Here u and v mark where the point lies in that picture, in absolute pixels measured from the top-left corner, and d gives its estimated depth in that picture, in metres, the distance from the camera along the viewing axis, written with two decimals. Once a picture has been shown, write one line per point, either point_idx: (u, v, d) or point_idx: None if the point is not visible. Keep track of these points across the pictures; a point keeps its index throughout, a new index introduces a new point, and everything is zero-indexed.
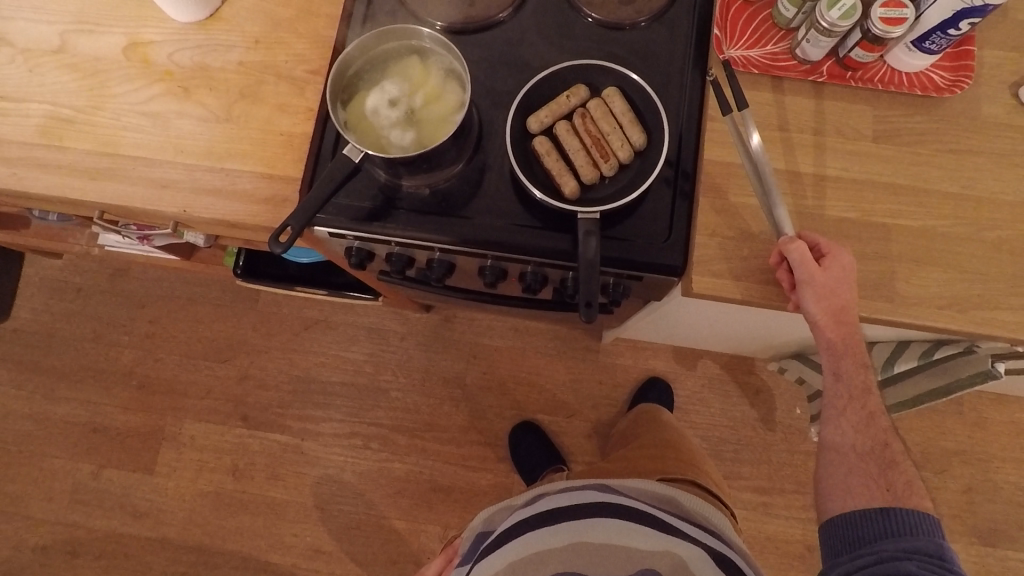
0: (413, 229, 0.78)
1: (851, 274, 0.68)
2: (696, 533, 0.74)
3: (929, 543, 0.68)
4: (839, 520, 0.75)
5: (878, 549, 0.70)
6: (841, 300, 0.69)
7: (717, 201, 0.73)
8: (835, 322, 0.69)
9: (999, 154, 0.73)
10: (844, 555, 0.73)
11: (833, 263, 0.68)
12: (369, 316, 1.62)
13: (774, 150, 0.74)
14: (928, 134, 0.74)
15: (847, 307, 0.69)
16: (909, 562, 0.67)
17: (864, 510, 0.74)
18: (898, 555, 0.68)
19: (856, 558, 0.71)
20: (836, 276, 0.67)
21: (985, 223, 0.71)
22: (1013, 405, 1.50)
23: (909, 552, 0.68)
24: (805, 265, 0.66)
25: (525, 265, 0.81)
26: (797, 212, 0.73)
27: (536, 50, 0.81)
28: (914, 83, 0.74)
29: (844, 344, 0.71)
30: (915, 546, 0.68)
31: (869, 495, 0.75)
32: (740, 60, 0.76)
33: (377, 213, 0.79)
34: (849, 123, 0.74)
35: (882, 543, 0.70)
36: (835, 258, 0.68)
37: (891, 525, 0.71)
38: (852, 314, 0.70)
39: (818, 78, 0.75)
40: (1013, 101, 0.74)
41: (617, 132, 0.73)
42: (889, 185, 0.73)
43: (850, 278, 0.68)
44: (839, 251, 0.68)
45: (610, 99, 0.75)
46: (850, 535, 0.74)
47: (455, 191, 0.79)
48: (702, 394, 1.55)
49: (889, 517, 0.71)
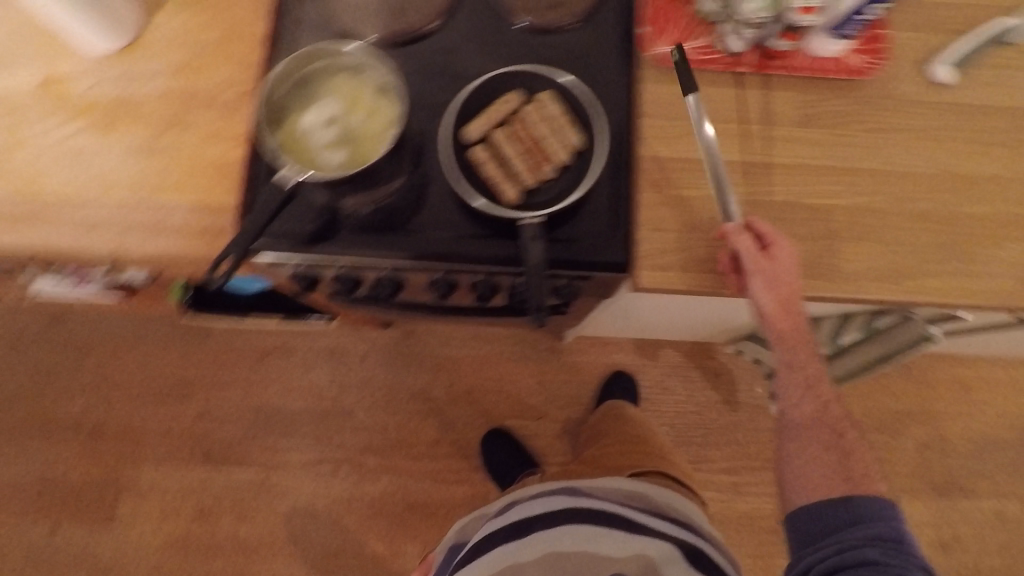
0: (359, 249, 0.78)
1: (796, 262, 0.71)
2: (669, 529, 0.76)
3: (887, 528, 0.72)
4: (804, 512, 0.77)
5: (844, 539, 0.72)
6: (785, 292, 0.71)
7: (658, 195, 0.75)
8: (783, 312, 0.72)
9: (914, 129, 0.77)
10: (810, 545, 0.75)
11: (776, 255, 0.70)
12: (327, 338, 1.59)
13: (706, 141, 0.76)
14: (849, 115, 0.77)
15: (792, 297, 0.72)
16: (872, 549, 0.70)
17: (826, 499, 0.76)
18: (863, 544, 0.71)
19: (822, 549, 0.73)
20: (782, 266, 0.70)
21: (907, 196, 0.75)
22: (956, 362, 1.58)
23: (872, 537, 0.71)
24: (751, 255, 0.68)
25: (475, 275, 0.81)
26: (734, 200, 0.75)
27: (470, 59, 0.81)
28: (835, 68, 0.77)
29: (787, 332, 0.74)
30: (876, 533, 0.72)
31: (830, 484, 0.77)
32: (668, 56, 0.77)
33: (321, 237, 0.78)
34: (776, 110, 0.77)
35: (847, 531, 0.73)
36: (779, 251, 0.70)
37: (852, 512, 0.73)
38: (794, 303, 0.72)
39: (743, 69, 0.77)
40: (923, 78, 0.78)
41: (553, 135, 0.74)
42: (816, 167, 0.76)
43: (795, 265, 0.71)
44: (784, 241, 0.71)
45: (544, 103, 0.75)
46: (816, 526, 0.75)
47: (399, 207, 0.79)
48: (666, 383, 1.58)
49: (850, 504, 0.74)
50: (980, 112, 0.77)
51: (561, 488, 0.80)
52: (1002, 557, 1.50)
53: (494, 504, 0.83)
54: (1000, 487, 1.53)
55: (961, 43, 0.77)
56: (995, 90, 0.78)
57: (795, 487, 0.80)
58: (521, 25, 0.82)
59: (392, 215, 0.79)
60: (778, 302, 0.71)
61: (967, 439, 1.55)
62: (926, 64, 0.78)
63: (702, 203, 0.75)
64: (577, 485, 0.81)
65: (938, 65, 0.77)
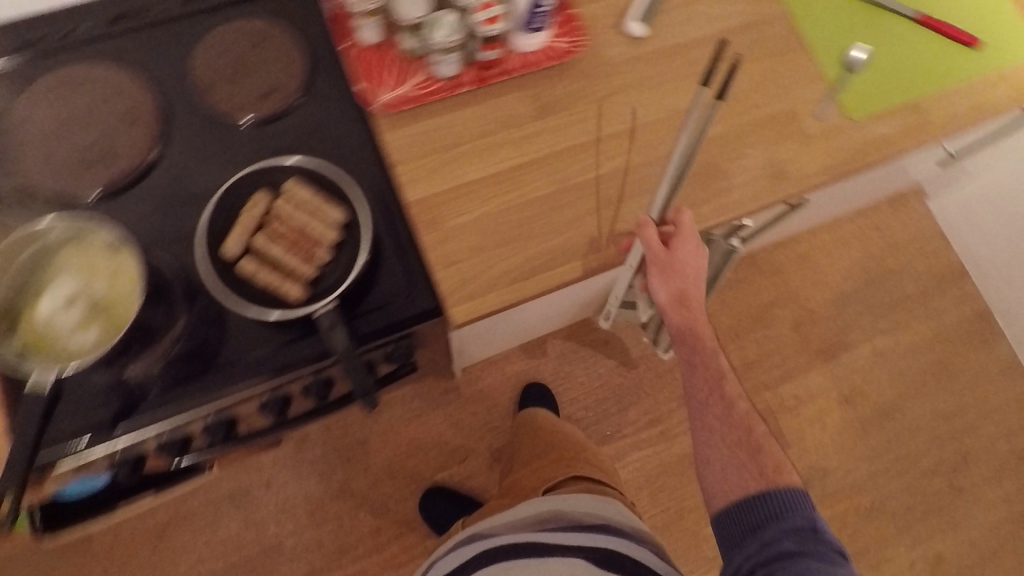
0: (167, 412, 0.72)
1: (695, 264, 0.77)
2: (579, 526, 0.95)
3: (803, 519, 0.69)
4: (727, 510, 0.74)
5: (766, 538, 0.69)
6: (690, 281, 0.77)
7: (439, 233, 0.75)
8: (676, 306, 0.80)
9: (634, 84, 0.83)
10: (739, 545, 0.72)
11: (683, 247, 0.76)
12: (221, 482, 1.48)
13: (461, 166, 0.78)
14: (576, 93, 0.82)
15: (694, 287, 0.78)
16: (790, 542, 0.68)
17: (746, 497, 0.74)
18: (781, 539, 0.68)
19: (748, 549, 0.70)
20: (682, 263, 0.76)
21: (652, 145, 0.81)
22: (790, 242, 1.75)
23: (792, 530, 0.69)
24: (652, 250, 0.75)
25: (303, 382, 0.77)
26: (509, 208, 0.77)
27: (205, 176, 0.77)
28: (545, 57, 0.81)
29: (696, 312, 0.80)
30: (794, 524, 0.69)
31: (746, 479, 0.75)
32: (394, 102, 0.78)
33: (121, 417, 0.71)
34: (512, 113, 0.80)
35: (764, 529, 0.70)
36: (686, 242, 0.76)
37: (769, 507, 0.71)
38: (697, 292, 0.79)
39: (466, 88, 0.79)
40: (624, 36, 0.84)
41: (313, 219, 0.72)
42: (566, 150, 0.80)
43: (695, 267, 0.77)
44: (695, 243, 0.76)
45: (292, 192, 0.73)
46: (740, 524, 0.73)
47: (194, 350, 0.74)
48: (565, 371, 1.62)
49: (767, 500, 0.72)
50: (682, 48, 0.85)
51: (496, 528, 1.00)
52: (894, 387, 1.67)
53: (443, 561, 1.00)
54: (867, 329, 1.71)
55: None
56: (685, 24, 0.86)
57: (715, 472, 0.79)
58: (244, 125, 0.78)
59: (188, 361, 0.73)
60: (681, 292, 0.78)
61: (826, 301, 1.72)
62: (622, 24, 0.84)
63: (483, 224, 0.76)
64: (506, 522, 1.01)
65: (631, 22, 0.83)
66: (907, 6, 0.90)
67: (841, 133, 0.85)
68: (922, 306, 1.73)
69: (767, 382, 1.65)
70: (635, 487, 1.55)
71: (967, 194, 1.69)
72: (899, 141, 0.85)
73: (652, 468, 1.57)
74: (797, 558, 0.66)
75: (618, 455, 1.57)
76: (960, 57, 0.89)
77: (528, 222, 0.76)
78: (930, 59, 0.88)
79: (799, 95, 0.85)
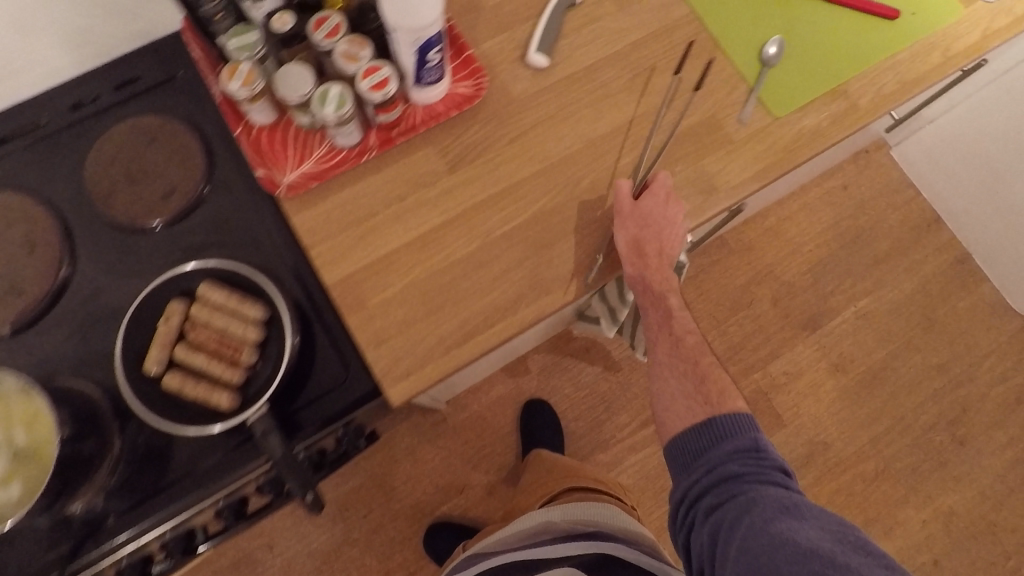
0: (113, 540, 0.70)
1: (664, 214, 0.74)
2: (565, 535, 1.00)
3: (746, 440, 0.76)
4: (679, 438, 0.81)
5: (713, 461, 0.76)
6: (654, 228, 0.74)
7: (365, 312, 0.72)
8: (634, 255, 0.74)
9: (547, 118, 0.79)
10: (688, 469, 0.79)
11: (651, 196, 0.75)
12: (223, 554, 1.47)
13: (379, 237, 0.74)
14: (487, 138, 0.78)
15: (661, 238, 0.74)
16: (734, 464, 0.75)
17: (693, 428, 0.80)
18: (726, 463, 0.75)
19: (696, 472, 0.77)
20: (647, 210, 0.74)
21: (574, 179, 0.78)
22: (758, 217, 1.72)
23: (734, 454, 0.75)
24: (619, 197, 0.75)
25: (253, 481, 0.75)
26: (434, 273, 0.74)
27: (120, 290, 0.75)
28: (448, 106, 0.78)
29: (663, 267, 0.76)
30: (736, 446, 0.76)
31: (694, 407, 0.81)
32: (299, 181, 0.75)
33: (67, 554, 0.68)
34: (423, 171, 0.77)
35: (711, 453, 0.77)
36: (655, 190, 0.75)
37: (715, 432, 0.78)
38: (669, 248, 0.75)
39: (372, 153, 0.76)
40: (530, 69, 0.81)
41: (231, 321, 0.69)
42: (486, 200, 0.76)
43: (663, 216, 0.74)
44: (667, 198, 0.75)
45: (208, 296, 0.71)
46: (689, 451, 0.80)
47: (133, 471, 0.71)
48: (550, 385, 1.60)
49: (712, 428, 0.78)
50: (591, 70, 0.81)
51: (493, 542, 1.08)
52: (883, 348, 1.65)
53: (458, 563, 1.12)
54: (848, 293, 1.68)
55: (538, 27, 0.82)
56: (591, 44, 0.82)
57: (669, 405, 0.84)
58: (156, 228, 0.76)
59: (129, 484, 0.71)
60: (642, 237, 0.74)
61: (803, 271, 1.69)
62: (525, 56, 0.81)
63: (410, 294, 0.73)
64: (502, 535, 1.09)
65: (534, 53, 0.80)
66: None
67: (770, 131, 0.81)
68: (901, 260, 1.71)
69: (755, 363, 1.63)
70: (637, 490, 1.54)
71: (930, 139, 1.65)
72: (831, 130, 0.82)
73: (651, 468, 1.55)
74: (740, 483, 0.73)
75: (615, 461, 1.56)
76: (880, 32, 0.85)
77: (455, 285, 0.73)
78: (849, 40, 0.85)
79: (720, 100, 0.82)
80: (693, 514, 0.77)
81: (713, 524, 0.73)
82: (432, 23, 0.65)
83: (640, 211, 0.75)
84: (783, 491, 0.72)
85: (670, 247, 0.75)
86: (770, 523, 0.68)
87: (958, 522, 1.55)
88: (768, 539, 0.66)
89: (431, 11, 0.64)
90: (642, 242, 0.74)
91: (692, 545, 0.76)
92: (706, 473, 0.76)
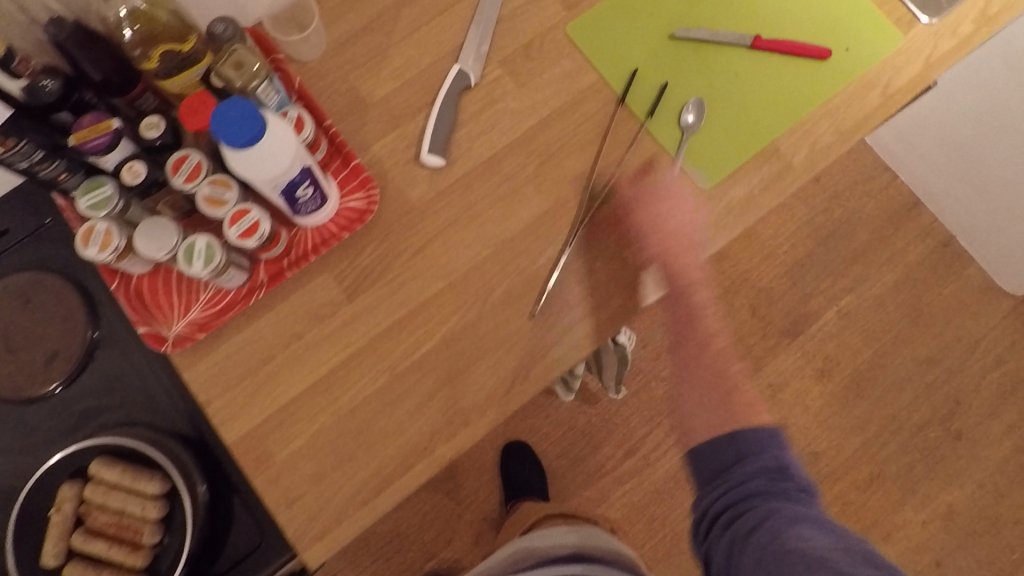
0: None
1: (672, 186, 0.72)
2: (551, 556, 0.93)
3: (773, 456, 0.63)
4: (695, 450, 0.67)
5: (737, 477, 0.63)
6: (672, 207, 0.71)
7: (272, 470, 0.67)
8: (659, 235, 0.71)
9: (450, 223, 0.72)
10: (707, 483, 0.65)
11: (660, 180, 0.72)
12: None
13: (279, 384, 0.69)
14: (385, 255, 0.72)
15: (675, 218, 0.71)
16: (763, 484, 0.61)
17: (716, 437, 0.65)
18: (754, 481, 0.62)
19: (719, 488, 0.64)
20: (655, 189, 0.72)
21: (485, 289, 0.71)
22: None
23: (758, 468, 0.62)
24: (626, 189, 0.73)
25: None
26: (341, 418, 0.68)
27: (16, 469, 0.70)
28: (340, 227, 0.71)
29: (691, 247, 0.71)
30: (764, 463, 0.62)
31: (714, 419, 0.66)
32: (187, 332, 0.69)
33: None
34: (320, 303, 0.71)
35: (734, 470, 0.63)
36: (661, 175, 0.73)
37: (738, 446, 0.64)
38: (689, 231, 0.71)
39: (262, 291, 0.70)
40: (425, 170, 0.73)
41: (125, 503, 0.65)
42: (391, 327, 0.70)
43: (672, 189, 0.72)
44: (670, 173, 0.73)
45: (100, 476, 0.67)
46: (707, 466, 0.66)
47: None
48: (526, 425, 1.56)
49: (735, 439, 0.64)
50: (494, 162, 0.74)
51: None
52: (868, 346, 1.59)
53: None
54: (828, 293, 1.61)
55: (431, 121, 0.74)
56: (491, 132, 0.75)
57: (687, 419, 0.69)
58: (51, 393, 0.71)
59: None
60: (656, 220, 0.71)
61: (778, 276, 1.62)
62: (419, 156, 0.73)
63: (317, 445, 0.68)
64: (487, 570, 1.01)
65: (427, 154, 0.72)
66: (740, 31, 0.78)
67: (697, 207, 0.74)
68: (880, 252, 1.63)
69: None
70: (628, 524, 1.50)
71: (901, 123, 1.55)
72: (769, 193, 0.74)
73: (639, 500, 1.51)
74: (761, 498, 0.61)
75: (602, 495, 1.52)
76: (811, 77, 0.77)
77: (364, 430, 0.68)
78: (777, 91, 0.76)
79: (638, 179, 0.74)
80: (712, 537, 0.64)
81: (735, 547, 0.60)
82: (287, 172, 0.58)
83: (652, 192, 0.72)
84: (820, 517, 0.59)
85: (689, 229, 0.71)
86: (786, 542, 0.57)
87: (960, 520, 1.51)
88: (799, 572, 0.54)
89: (282, 160, 0.57)
90: (658, 222, 0.71)
91: (710, 566, 0.64)
92: (731, 490, 0.63)
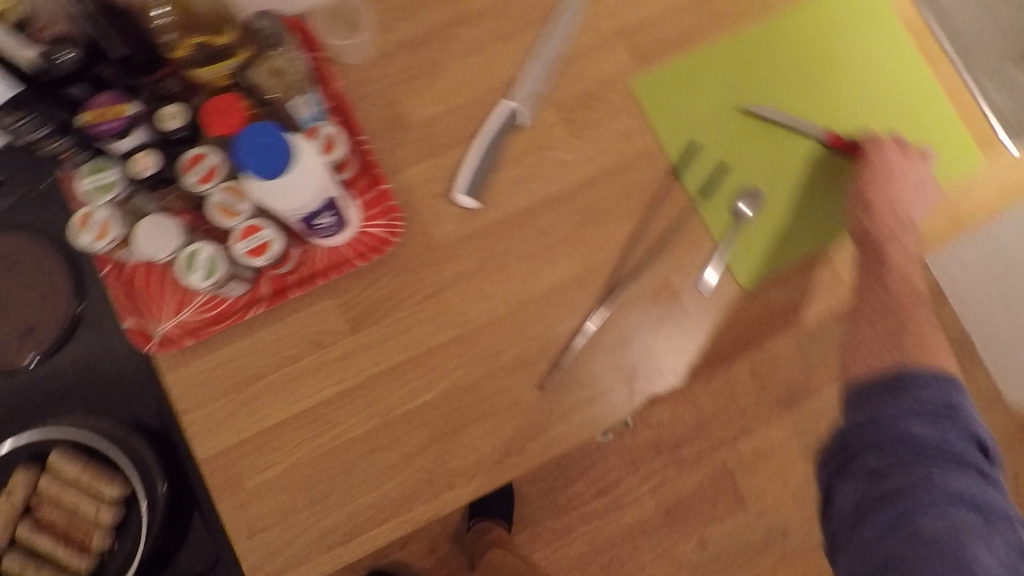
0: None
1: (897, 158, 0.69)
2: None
3: (943, 401, 0.55)
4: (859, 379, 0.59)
5: (891, 415, 0.55)
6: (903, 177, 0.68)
7: (239, 496, 0.64)
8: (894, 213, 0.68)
9: (473, 271, 0.68)
10: (859, 407, 0.58)
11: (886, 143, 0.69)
12: None
13: (262, 407, 0.65)
14: (398, 292, 0.67)
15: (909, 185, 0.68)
16: (921, 429, 0.54)
17: (876, 373, 0.59)
18: (909, 423, 0.55)
19: (868, 422, 0.56)
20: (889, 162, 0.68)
21: (496, 347, 0.67)
22: None
23: (924, 414, 0.55)
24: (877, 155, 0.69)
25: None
26: (321, 456, 0.65)
27: None
28: (356, 253, 0.67)
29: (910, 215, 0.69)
30: (932, 407, 0.55)
31: (880, 357, 0.61)
32: (174, 334, 0.65)
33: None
34: (321, 329, 0.66)
35: (893, 408, 0.56)
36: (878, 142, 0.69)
37: (908, 389, 0.56)
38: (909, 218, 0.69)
39: (261, 305, 0.66)
40: (456, 209, 0.69)
41: (83, 499, 0.76)
42: (390, 369, 0.66)
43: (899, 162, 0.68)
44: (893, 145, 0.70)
45: (64, 467, 0.78)
46: (868, 393, 0.58)
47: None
48: None
49: (904, 382, 0.57)
50: (530, 214, 0.70)
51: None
52: None
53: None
54: None
55: (470, 159, 0.69)
56: (533, 181, 0.70)
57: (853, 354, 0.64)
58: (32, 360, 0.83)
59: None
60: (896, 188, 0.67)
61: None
62: (451, 193, 0.69)
63: (291, 479, 0.64)
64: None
65: (461, 194, 0.68)
66: (816, 121, 0.73)
67: (733, 306, 0.70)
68: None
69: None
70: (586, 561, 1.48)
71: None
72: (895, 253, 0.68)
73: (602, 540, 1.49)
74: (913, 457, 0.54)
75: (566, 528, 1.50)
76: None
77: (343, 473, 0.64)
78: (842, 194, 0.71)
79: (677, 260, 0.69)
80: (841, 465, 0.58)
81: (866, 496, 0.55)
82: (315, 195, 0.53)
83: (864, 179, 0.68)
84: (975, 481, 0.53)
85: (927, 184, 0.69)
86: (922, 523, 0.52)
87: None
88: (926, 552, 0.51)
89: (309, 186, 0.53)
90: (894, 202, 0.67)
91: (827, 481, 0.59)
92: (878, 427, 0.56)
